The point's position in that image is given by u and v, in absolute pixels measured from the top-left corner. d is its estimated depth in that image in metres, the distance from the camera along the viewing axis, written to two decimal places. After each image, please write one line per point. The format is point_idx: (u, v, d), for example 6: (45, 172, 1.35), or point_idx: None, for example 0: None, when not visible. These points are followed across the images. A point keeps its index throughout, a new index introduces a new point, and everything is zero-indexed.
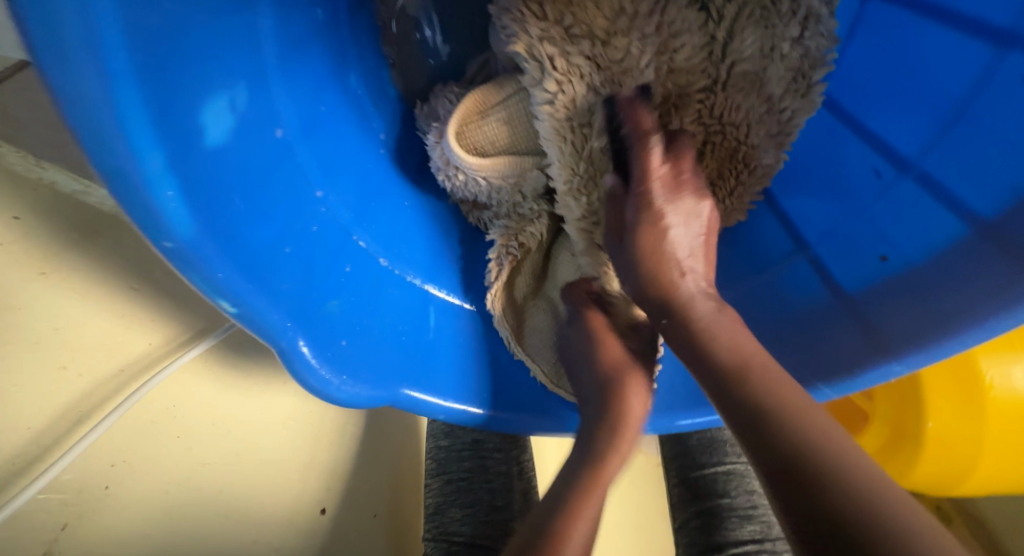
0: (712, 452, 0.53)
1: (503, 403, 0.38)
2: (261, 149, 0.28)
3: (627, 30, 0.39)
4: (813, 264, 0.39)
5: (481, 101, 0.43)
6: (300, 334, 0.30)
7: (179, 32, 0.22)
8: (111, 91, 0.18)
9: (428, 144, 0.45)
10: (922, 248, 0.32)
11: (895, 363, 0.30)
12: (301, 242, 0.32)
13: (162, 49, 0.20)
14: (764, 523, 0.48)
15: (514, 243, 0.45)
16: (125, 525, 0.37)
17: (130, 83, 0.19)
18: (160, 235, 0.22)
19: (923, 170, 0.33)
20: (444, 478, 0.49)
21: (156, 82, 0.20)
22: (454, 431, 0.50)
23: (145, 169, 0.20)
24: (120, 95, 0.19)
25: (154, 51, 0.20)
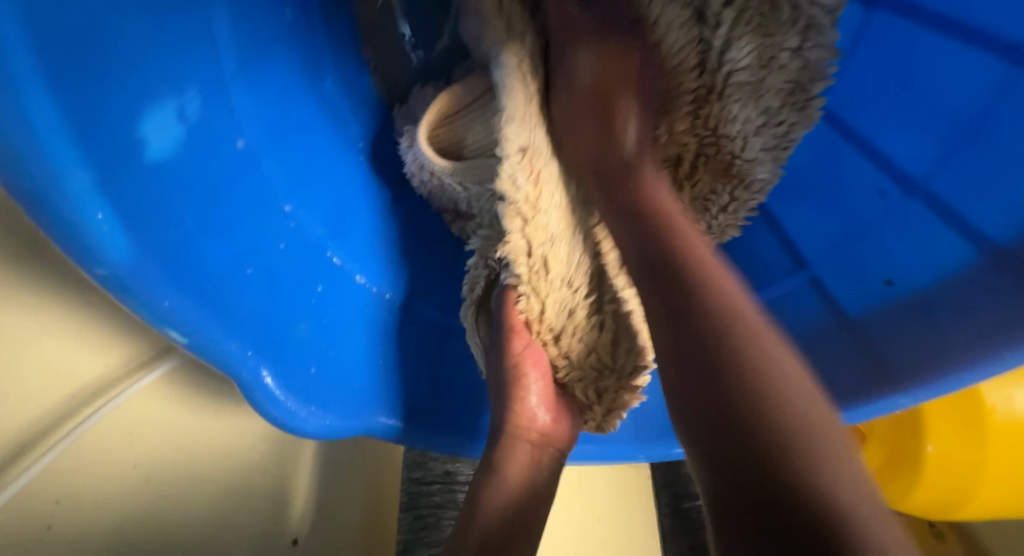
0: None
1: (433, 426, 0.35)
2: (216, 160, 0.25)
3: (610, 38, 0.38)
4: (813, 285, 0.37)
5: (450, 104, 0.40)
6: (264, 363, 0.28)
7: (108, 33, 0.19)
8: (20, 98, 0.16)
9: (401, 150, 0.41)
10: (930, 273, 0.30)
11: (901, 395, 0.28)
12: (266, 261, 0.29)
13: (88, 53, 0.18)
14: None
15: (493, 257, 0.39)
16: None
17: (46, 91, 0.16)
18: (91, 262, 0.19)
19: (929, 191, 0.31)
20: (413, 514, 0.46)
21: (80, 89, 0.17)
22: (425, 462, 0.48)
23: (68, 188, 0.17)
24: (31, 103, 0.16)
25: (77, 54, 0.17)
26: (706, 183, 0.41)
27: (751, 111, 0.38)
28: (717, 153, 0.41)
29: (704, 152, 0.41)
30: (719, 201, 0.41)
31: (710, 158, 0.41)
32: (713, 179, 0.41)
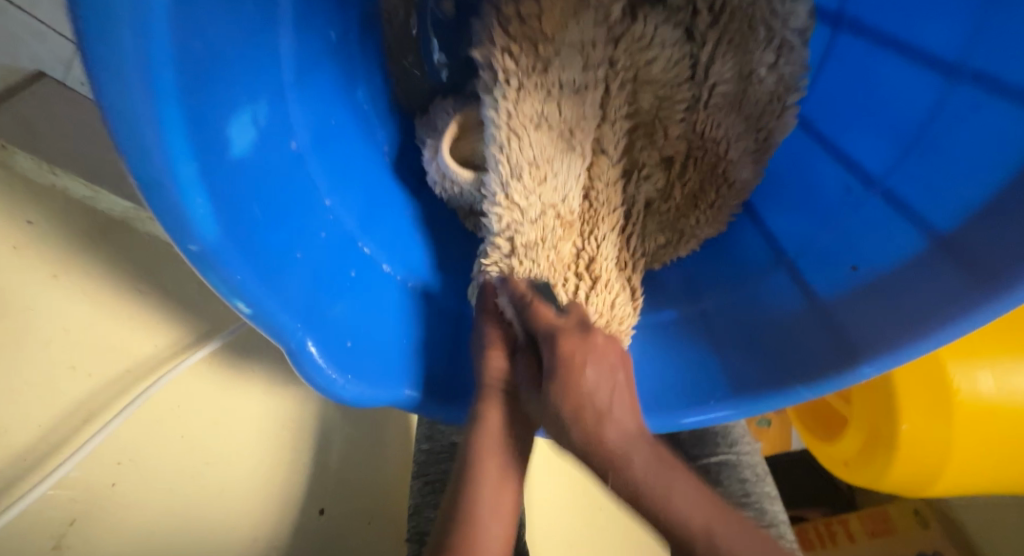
0: (702, 444, 0.55)
1: (448, 397, 0.39)
2: (275, 159, 0.30)
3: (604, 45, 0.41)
4: (790, 273, 0.41)
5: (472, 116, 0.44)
6: (309, 335, 0.32)
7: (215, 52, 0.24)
8: (155, 106, 0.20)
9: (425, 160, 0.46)
10: (889, 258, 0.34)
11: (865, 367, 0.31)
12: (311, 248, 0.33)
13: (201, 70, 0.22)
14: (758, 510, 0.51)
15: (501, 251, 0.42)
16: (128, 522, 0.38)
17: (173, 99, 0.21)
18: (187, 237, 0.23)
19: (888, 187, 0.36)
20: (423, 481, 0.50)
21: (193, 100, 0.22)
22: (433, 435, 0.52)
23: (178, 177, 0.22)
24: (162, 110, 0.20)
25: (194, 72, 0.22)
26: (695, 182, 0.45)
27: (734, 118, 0.43)
28: (704, 155, 0.45)
29: (692, 155, 0.45)
30: (707, 200, 0.46)
31: (698, 160, 0.45)
32: (701, 179, 0.45)
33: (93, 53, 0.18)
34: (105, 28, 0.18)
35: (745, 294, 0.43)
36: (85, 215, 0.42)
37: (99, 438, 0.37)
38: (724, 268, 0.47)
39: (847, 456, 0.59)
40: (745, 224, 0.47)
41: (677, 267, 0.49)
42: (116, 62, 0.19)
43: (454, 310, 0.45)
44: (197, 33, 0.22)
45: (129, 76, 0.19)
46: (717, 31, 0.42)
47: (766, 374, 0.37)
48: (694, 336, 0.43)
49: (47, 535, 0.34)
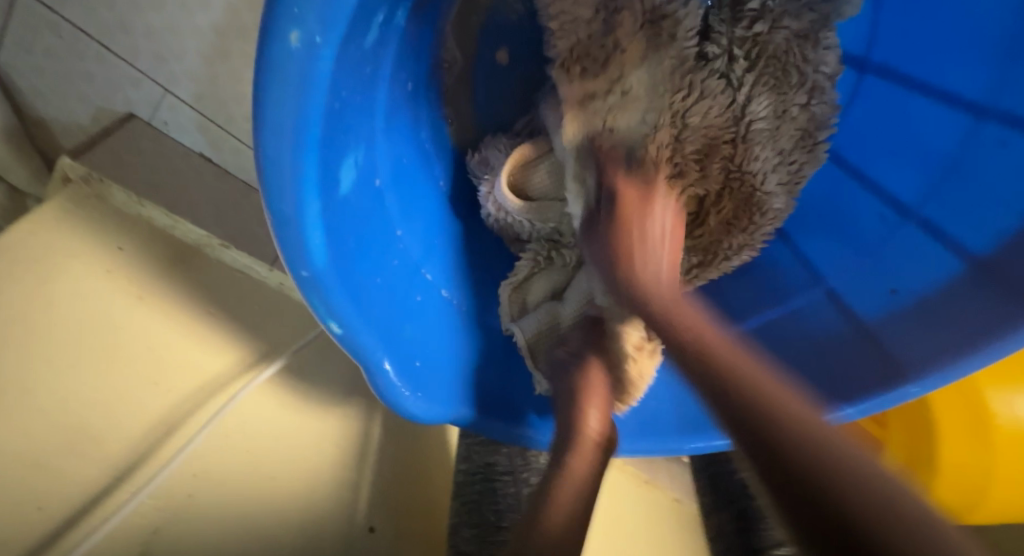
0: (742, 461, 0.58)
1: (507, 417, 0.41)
2: (365, 195, 0.33)
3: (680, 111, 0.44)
4: (830, 297, 0.43)
5: (526, 155, 0.48)
6: (386, 354, 0.35)
7: (346, 109, 0.27)
8: (298, 155, 0.23)
9: (479, 193, 0.49)
10: (926, 284, 0.36)
11: (911, 385, 0.33)
12: (387, 274, 0.36)
13: (334, 124, 0.26)
14: None
15: (546, 253, 0.49)
16: (199, 532, 0.39)
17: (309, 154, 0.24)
18: (301, 262, 0.27)
19: (922, 216, 0.38)
20: (459, 501, 0.48)
21: (324, 148, 0.25)
22: (471, 455, 0.50)
23: (303, 212, 0.25)
24: (302, 158, 0.23)
25: (328, 127, 0.25)
26: (729, 210, 0.48)
27: (770, 152, 0.45)
28: (740, 186, 0.47)
29: (729, 185, 0.47)
30: (740, 226, 0.48)
31: (734, 190, 0.47)
32: (735, 207, 0.48)
33: (267, 118, 0.22)
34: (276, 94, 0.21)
35: (787, 315, 0.45)
36: (167, 242, 0.47)
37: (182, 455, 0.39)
38: (761, 289, 0.49)
39: None
40: (782, 249, 0.50)
41: (714, 287, 0.52)
42: (279, 117, 0.22)
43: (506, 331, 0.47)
44: (337, 95, 0.25)
45: (285, 128, 0.22)
46: (755, 74, 0.43)
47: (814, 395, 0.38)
48: None
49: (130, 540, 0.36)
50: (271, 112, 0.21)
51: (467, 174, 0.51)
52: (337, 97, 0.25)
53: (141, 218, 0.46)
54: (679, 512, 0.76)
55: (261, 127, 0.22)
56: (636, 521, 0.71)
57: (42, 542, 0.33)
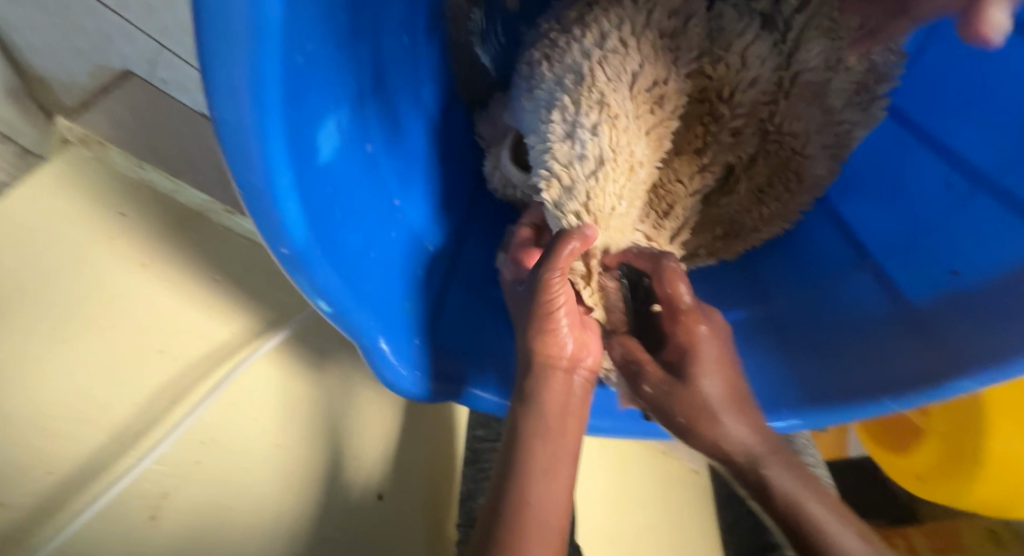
0: None
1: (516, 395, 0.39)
2: (351, 163, 0.30)
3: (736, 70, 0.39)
4: (876, 276, 0.39)
5: None
6: (382, 333, 0.33)
7: (317, 65, 0.24)
8: (260, 122, 0.20)
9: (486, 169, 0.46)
10: (994, 265, 0.31)
11: (964, 378, 0.29)
12: (384, 246, 0.34)
13: (301, 87, 0.22)
14: None
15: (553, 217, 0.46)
16: (206, 498, 0.39)
17: (274, 116, 0.21)
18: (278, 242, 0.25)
19: (999, 185, 0.33)
20: (476, 467, 0.47)
21: (292, 113, 0.22)
22: (489, 422, 0.50)
23: (272, 185, 0.23)
24: (265, 125, 0.21)
25: (296, 91, 0.22)
26: (764, 176, 0.43)
27: (817, 110, 0.40)
28: (779, 149, 0.42)
29: (765, 148, 0.42)
30: (774, 194, 0.43)
31: (771, 153, 0.42)
32: (771, 173, 0.43)
33: (212, 72, 0.19)
34: (224, 46, 0.18)
35: (821, 296, 0.41)
36: (170, 207, 0.46)
37: (190, 420, 0.39)
38: (796, 270, 0.45)
39: (921, 470, 0.55)
40: (823, 222, 0.45)
41: (744, 264, 0.48)
42: (234, 83, 0.19)
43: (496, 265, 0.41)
44: (299, 50, 0.21)
45: (237, 87, 0.19)
46: (805, 17, 0.38)
47: (843, 384, 0.36)
48: (764, 341, 0.42)
49: (141, 504, 0.36)
50: (224, 81, 0.19)
51: (476, 136, 0.47)
52: (300, 51, 0.22)
53: (143, 182, 0.46)
54: (693, 485, 0.75)
55: (211, 96, 0.19)
56: (650, 492, 0.70)
57: (38, 510, 0.33)
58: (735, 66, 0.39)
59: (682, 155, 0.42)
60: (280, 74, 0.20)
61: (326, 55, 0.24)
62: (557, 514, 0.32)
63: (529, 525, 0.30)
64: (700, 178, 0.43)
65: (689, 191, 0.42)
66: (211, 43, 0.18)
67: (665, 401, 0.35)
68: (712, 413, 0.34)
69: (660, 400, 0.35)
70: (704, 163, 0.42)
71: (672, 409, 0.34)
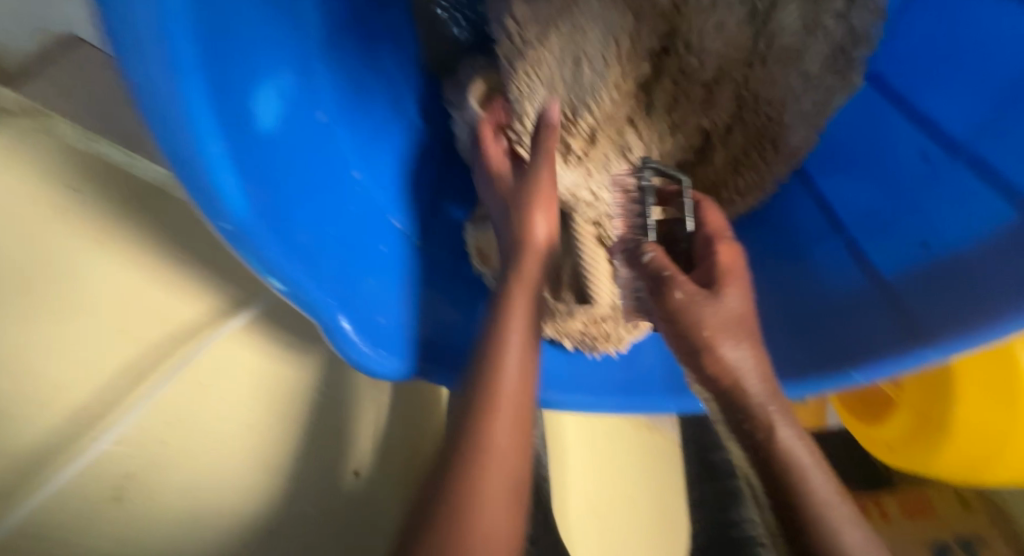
0: None
1: None
2: (302, 132, 0.28)
3: (704, 22, 0.38)
4: (849, 248, 0.38)
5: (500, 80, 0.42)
6: (342, 311, 0.32)
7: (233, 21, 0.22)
8: (176, 84, 0.19)
9: (455, 125, 0.44)
10: (965, 235, 0.31)
11: (928, 350, 0.28)
12: (341, 222, 0.33)
13: (214, 44, 0.21)
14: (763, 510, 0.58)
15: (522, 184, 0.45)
16: (167, 479, 0.39)
17: (192, 73, 0.20)
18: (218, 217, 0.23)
19: (972, 152, 0.32)
20: None
21: (214, 75, 0.21)
22: None
23: (205, 154, 0.21)
24: (184, 88, 0.19)
25: (212, 48, 0.21)
26: (739, 146, 0.42)
27: (794, 77, 0.38)
28: (754, 118, 0.41)
29: (740, 117, 0.41)
30: (751, 165, 0.41)
31: (746, 123, 0.41)
32: (745, 143, 0.42)
33: (111, 26, 0.17)
34: None
35: (797, 269, 0.41)
36: (127, 183, 0.44)
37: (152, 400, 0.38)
38: (770, 245, 0.44)
39: (892, 439, 0.56)
40: (800, 193, 0.44)
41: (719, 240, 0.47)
42: (138, 37, 0.18)
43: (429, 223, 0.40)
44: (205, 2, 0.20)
45: (146, 43, 0.18)
46: None
47: (817, 357, 0.35)
48: None
49: (110, 484, 0.35)
50: (127, 32, 0.18)
51: (444, 108, 0.45)
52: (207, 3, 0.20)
53: (95, 157, 0.42)
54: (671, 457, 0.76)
55: (115, 43, 0.18)
56: (630, 464, 0.71)
57: None
58: (706, 10, 0.38)
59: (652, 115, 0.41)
60: (188, 30, 0.19)
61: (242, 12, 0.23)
62: (512, 489, 0.28)
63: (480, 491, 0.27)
64: (673, 143, 0.42)
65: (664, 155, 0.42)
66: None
67: (691, 310, 0.32)
68: (729, 329, 0.32)
69: (685, 307, 0.32)
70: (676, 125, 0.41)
71: (696, 323, 0.32)
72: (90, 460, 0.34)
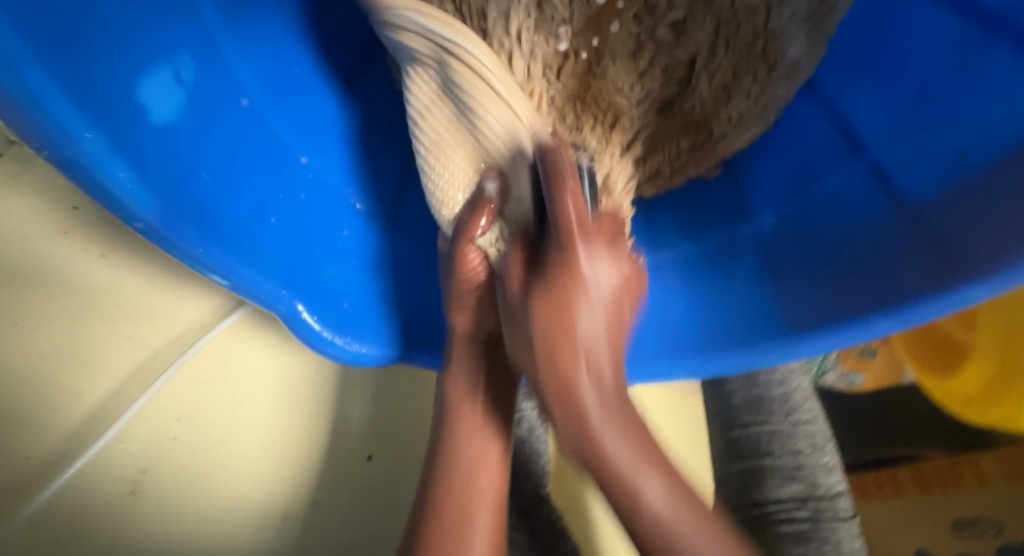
0: (757, 410, 0.49)
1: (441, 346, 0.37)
2: (222, 118, 0.28)
3: None
4: (872, 171, 0.32)
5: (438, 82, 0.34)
6: (298, 299, 0.31)
7: (93, 10, 0.21)
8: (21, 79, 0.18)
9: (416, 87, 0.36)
10: (1006, 135, 0.24)
11: (971, 285, 0.23)
12: (287, 210, 0.32)
13: (64, 32, 0.19)
14: (810, 482, 0.45)
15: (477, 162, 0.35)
16: (174, 475, 0.41)
17: (39, 69, 0.18)
18: (130, 217, 0.22)
19: (1019, 28, 0.25)
20: None
21: (65, 63, 0.19)
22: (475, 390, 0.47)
23: (86, 150, 0.20)
24: (31, 81, 0.18)
25: (56, 36, 0.19)
26: (728, 67, 0.37)
27: None
28: (738, 31, 0.35)
29: (724, 34, 0.36)
30: (742, 90, 0.38)
31: (731, 38, 0.36)
32: (736, 62, 0.37)
33: None
34: None
35: (813, 205, 0.35)
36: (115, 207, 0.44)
37: (141, 403, 0.40)
38: (780, 176, 0.38)
39: (970, 392, 0.47)
40: (816, 113, 0.38)
41: (728, 179, 0.42)
42: None
43: (378, 214, 0.39)
44: None
45: None
46: None
47: (847, 304, 0.30)
48: (749, 267, 0.37)
49: (123, 478, 0.39)
50: None
51: (396, 87, 0.42)
52: None
53: (78, 211, 0.43)
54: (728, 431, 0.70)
55: None
56: None
57: (21, 489, 0.36)
58: None
59: (618, 61, 0.36)
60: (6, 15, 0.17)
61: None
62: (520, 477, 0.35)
63: (466, 520, 0.31)
64: (642, 86, 0.38)
65: (634, 100, 0.38)
66: None
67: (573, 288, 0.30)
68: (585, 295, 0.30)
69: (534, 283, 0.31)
70: (642, 68, 0.37)
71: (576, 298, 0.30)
72: (98, 458, 0.38)
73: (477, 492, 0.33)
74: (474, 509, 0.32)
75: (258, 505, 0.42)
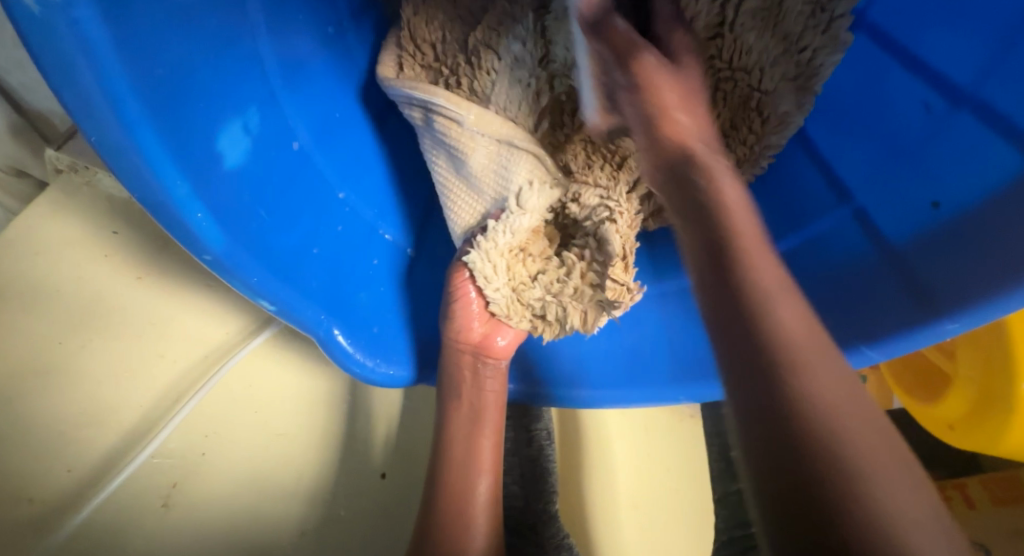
0: None
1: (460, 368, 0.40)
2: (278, 160, 0.32)
3: None
4: (857, 216, 0.35)
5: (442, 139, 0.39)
6: (335, 324, 0.33)
7: (185, 74, 0.24)
8: (131, 138, 0.21)
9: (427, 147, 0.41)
10: (974, 193, 0.28)
11: (948, 322, 0.26)
12: (326, 241, 0.35)
13: (165, 94, 0.23)
14: None
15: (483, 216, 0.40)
16: (203, 489, 0.42)
17: (147, 129, 0.21)
18: (200, 251, 0.25)
19: (980, 100, 0.29)
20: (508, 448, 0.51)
21: (165, 122, 0.22)
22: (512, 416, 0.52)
23: (174, 195, 0.23)
24: (140, 140, 0.21)
25: (160, 100, 0.22)
26: (726, 118, 0.41)
27: (769, 39, 0.38)
28: (734, 88, 0.40)
29: (720, 89, 0.41)
30: (738, 137, 0.41)
31: (728, 93, 0.41)
32: (733, 113, 0.41)
33: (64, 94, 0.19)
34: (70, 81, 0.19)
35: (803, 244, 0.38)
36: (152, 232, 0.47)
37: (176, 421, 0.42)
38: (774, 215, 0.42)
39: (953, 418, 0.50)
40: (803, 161, 0.42)
41: None
42: (91, 106, 0.19)
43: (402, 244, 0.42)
44: (155, 60, 0.22)
45: (99, 111, 0.20)
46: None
47: (834, 334, 0.33)
48: None
49: (156, 491, 0.41)
50: (81, 99, 0.19)
51: None
52: (158, 62, 0.23)
53: (116, 235, 0.46)
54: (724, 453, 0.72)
55: (64, 102, 0.19)
56: None
57: (61, 503, 0.38)
58: None
59: None
60: (131, 88, 0.20)
61: (197, 62, 0.25)
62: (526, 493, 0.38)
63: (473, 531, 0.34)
64: None
65: None
66: (59, 82, 0.19)
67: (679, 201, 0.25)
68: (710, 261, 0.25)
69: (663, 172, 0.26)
70: None
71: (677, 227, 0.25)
72: (134, 473, 0.40)
73: (477, 499, 0.35)
74: (475, 515, 0.34)
75: (278, 518, 0.44)
